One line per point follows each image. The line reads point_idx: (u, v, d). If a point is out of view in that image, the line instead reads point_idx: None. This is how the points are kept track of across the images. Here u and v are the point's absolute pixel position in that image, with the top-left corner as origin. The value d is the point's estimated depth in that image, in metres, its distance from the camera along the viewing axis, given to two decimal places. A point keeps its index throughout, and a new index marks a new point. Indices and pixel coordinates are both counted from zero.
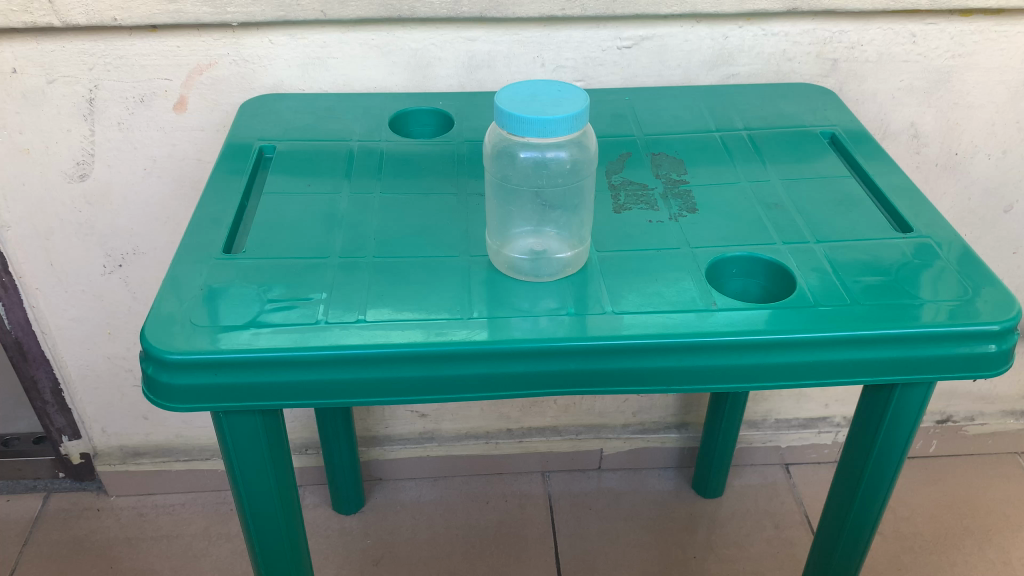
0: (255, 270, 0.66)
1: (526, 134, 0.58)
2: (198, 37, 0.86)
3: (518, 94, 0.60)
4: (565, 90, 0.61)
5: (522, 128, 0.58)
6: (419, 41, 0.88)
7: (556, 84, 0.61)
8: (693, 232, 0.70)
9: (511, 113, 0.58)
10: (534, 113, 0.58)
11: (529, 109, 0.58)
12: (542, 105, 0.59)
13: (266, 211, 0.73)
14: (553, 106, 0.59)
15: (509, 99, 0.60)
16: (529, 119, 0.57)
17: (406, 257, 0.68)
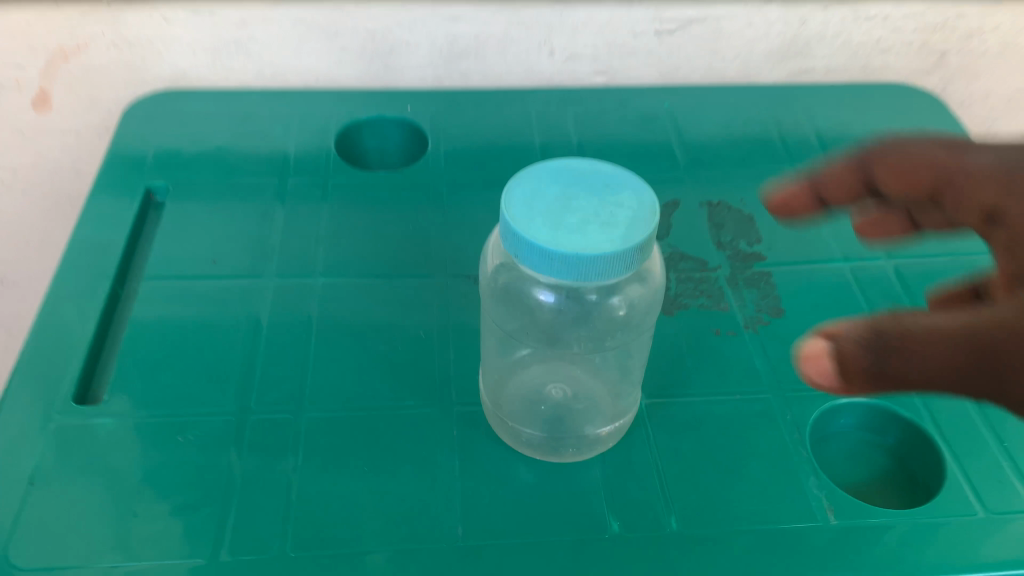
0: (123, 438, 0.42)
1: (554, 274, 0.35)
2: (58, 11, 0.59)
3: (543, 198, 0.37)
4: (622, 188, 0.37)
5: (553, 267, 0.34)
6: (378, 21, 0.61)
7: (604, 175, 0.38)
8: (783, 357, 0.48)
9: (535, 242, 0.34)
10: (574, 241, 0.34)
11: (565, 233, 0.35)
12: (587, 223, 0.35)
13: (150, 309, 0.49)
14: (600, 222, 0.35)
15: (529, 208, 0.36)
16: (567, 254, 0.34)
17: (361, 412, 0.44)
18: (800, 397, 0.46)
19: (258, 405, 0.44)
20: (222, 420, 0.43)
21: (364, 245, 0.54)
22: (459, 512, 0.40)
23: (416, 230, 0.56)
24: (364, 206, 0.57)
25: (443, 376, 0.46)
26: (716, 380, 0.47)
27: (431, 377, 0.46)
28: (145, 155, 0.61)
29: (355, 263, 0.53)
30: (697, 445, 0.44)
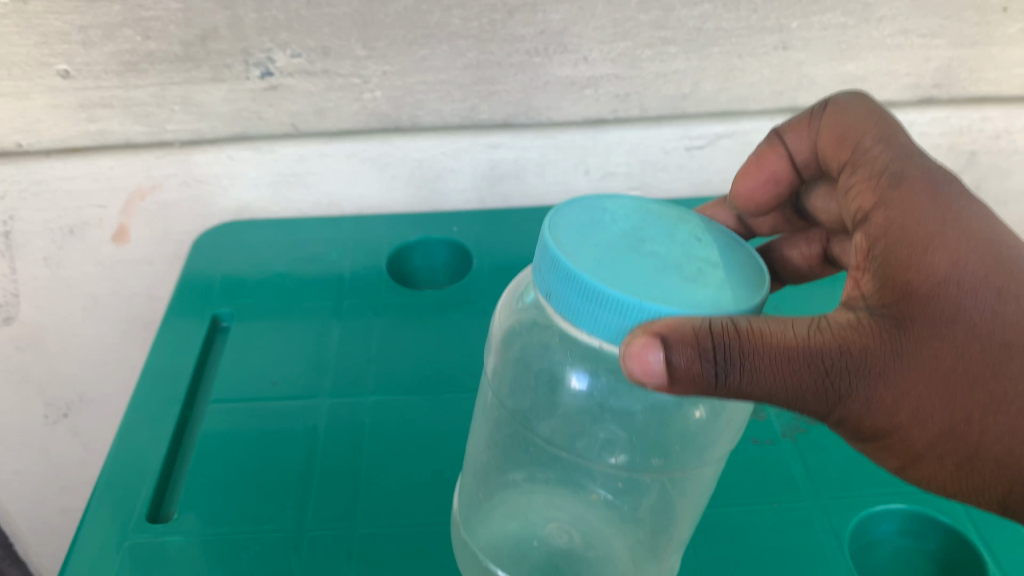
0: (193, 554, 0.45)
1: (591, 320, 0.32)
2: (135, 157, 0.65)
3: (607, 241, 0.34)
4: (712, 267, 0.34)
5: (598, 312, 0.31)
6: (425, 151, 0.66)
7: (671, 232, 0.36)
8: (820, 464, 0.50)
9: (583, 278, 0.31)
10: (638, 290, 0.31)
11: (622, 277, 0.32)
12: (658, 275, 0.32)
13: (214, 434, 0.52)
14: (665, 277, 0.32)
15: (587, 244, 0.33)
16: (628, 302, 0.30)
17: (413, 525, 0.47)
18: (839, 505, 0.47)
19: (313, 522, 0.47)
20: (283, 535, 0.46)
21: (411, 364, 0.58)
22: None
23: (463, 350, 0.59)
24: (416, 328, 0.61)
25: None
26: (753, 489, 0.48)
27: None
28: (213, 281, 0.66)
29: (407, 381, 0.56)
30: (738, 554, 0.45)
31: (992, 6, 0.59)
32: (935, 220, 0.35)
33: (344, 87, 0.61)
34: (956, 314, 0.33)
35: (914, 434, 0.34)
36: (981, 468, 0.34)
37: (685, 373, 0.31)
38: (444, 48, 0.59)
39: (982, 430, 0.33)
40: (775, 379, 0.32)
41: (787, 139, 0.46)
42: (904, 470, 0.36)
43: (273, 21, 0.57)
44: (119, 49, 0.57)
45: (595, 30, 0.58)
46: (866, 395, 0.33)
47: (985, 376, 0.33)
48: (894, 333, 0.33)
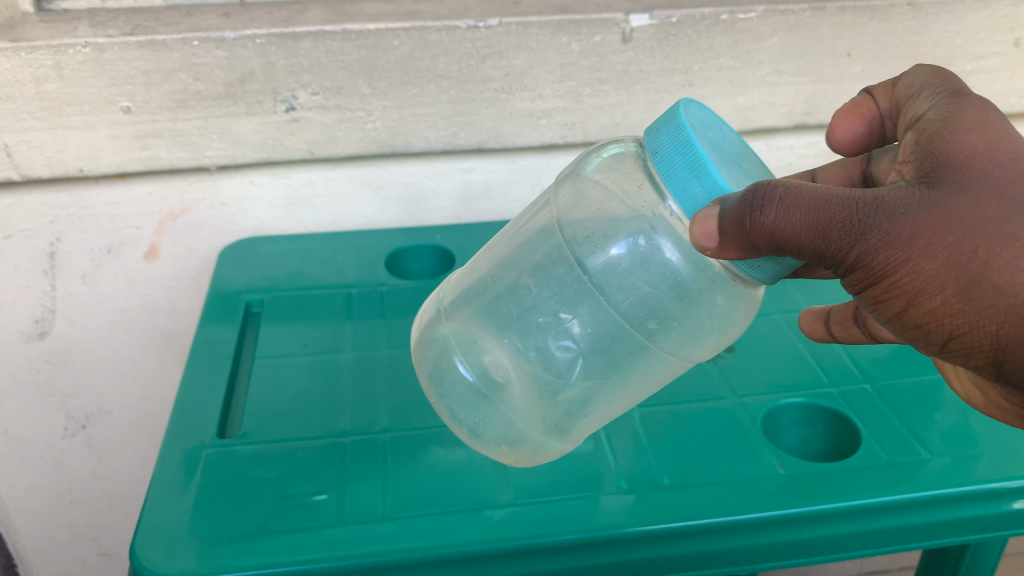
0: (263, 452, 0.58)
1: (681, 187, 0.47)
2: (173, 182, 0.79)
3: (711, 142, 0.49)
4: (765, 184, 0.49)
5: (691, 184, 0.46)
6: (412, 175, 0.83)
7: (743, 162, 0.51)
8: (737, 377, 0.65)
9: (697, 151, 0.46)
10: (725, 174, 0.46)
11: (718, 164, 0.47)
12: (735, 175, 0.47)
13: (262, 381, 0.65)
14: (740, 177, 0.47)
15: (701, 134, 0.48)
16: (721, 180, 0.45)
17: (432, 427, 0.60)
18: (753, 399, 0.62)
19: (352, 430, 0.60)
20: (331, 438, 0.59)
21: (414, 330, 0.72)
22: (502, 486, 0.55)
23: None
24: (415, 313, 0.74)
25: None
26: (687, 395, 0.63)
27: None
28: (239, 285, 0.78)
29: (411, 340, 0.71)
30: (679, 435, 0.60)
31: (841, 52, 0.79)
32: (975, 125, 0.44)
33: (351, 120, 0.76)
34: (979, 180, 0.42)
35: (912, 268, 0.42)
36: (981, 296, 0.41)
37: (730, 214, 0.42)
38: (432, 86, 0.75)
39: (974, 265, 0.41)
40: (803, 213, 0.42)
41: (878, 97, 0.55)
42: (905, 311, 0.44)
43: (298, 66, 0.73)
44: (172, 89, 0.72)
45: (547, 72, 0.76)
46: (882, 229, 0.41)
47: (988, 225, 0.41)
48: (927, 189, 0.42)
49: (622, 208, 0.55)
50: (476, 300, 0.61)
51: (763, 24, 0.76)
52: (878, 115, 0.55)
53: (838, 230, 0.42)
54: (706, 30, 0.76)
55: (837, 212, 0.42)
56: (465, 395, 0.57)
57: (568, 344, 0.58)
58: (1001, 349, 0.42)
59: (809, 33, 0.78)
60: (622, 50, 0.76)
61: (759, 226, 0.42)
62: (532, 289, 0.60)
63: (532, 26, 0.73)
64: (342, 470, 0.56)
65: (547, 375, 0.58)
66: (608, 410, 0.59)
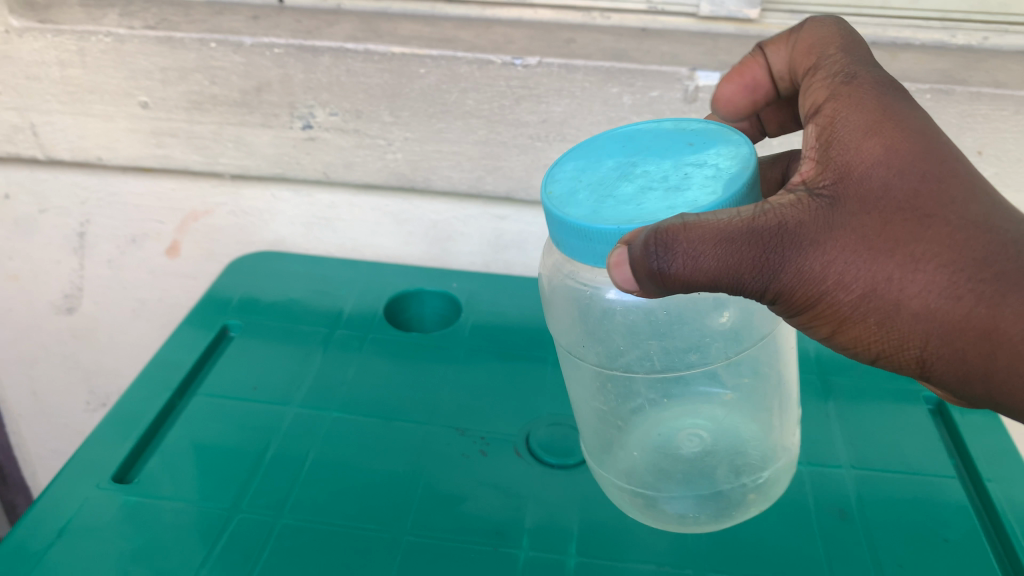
0: (140, 514, 0.52)
1: (591, 255, 0.38)
2: (194, 183, 0.76)
3: (603, 167, 0.40)
4: (699, 166, 0.38)
5: (594, 249, 0.37)
6: (440, 213, 0.75)
7: (679, 140, 0.41)
8: (715, 540, 0.52)
9: (571, 219, 0.37)
10: (619, 212, 0.37)
11: (607, 206, 0.38)
12: (646, 194, 0.38)
13: (188, 425, 0.59)
14: (658, 187, 0.38)
15: (576, 178, 0.40)
16: (610, 230, 0.36)
17: (331, 526, 0.52)
18: None
19: (247, 506, 0.53)
20: (218, 513, 0.52)
21: (376, 396, 0.62)
22: None
23: (422, 388, 0.63)
24: (390, 375, 0.65)
25: (405, 506, 0.53)
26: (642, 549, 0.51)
27: (400, 507, 0.53)
28: (231, 299, 0.73)
29: (365, 407, 0.61)
30: None
31: (967, 149, 0.63)
32: (870, 123, 0.36)
33: (370, 147, 0.69)
34: (883, 192, 0.35)
35: (831, 296, 0.36)
36: (900, 325, 0.35)
37: (639, 263, 0.34)
38: (459, 123, 0.67)
39: (891, 291, 0.35)
40: (725, 252, 0.34)
41: (770, 52, 0.46)
42: (832, 334, 0.38)
43: (317, 83, 0.66)
44: (189, 90, 0.68)
45: (592, 124, 0.66)
46: (795, 263, 0.35)
47: (901, 249, 0.34)
48: (829, 207, 0.35)
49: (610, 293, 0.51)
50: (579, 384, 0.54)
51: None
52: (774, 80, 0.47)
53: (748, 260, 0.35)
54: None
55: (745, 243, 0.34)
56: (666, 485, 0.51)
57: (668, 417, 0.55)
58: (928, 365, 0.36)
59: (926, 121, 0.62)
60: (683, 110, 0.64)
61: (677, 276, 0.34)
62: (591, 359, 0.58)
63: (577, 71, 0.63)
64: (203, 558, 0.49)
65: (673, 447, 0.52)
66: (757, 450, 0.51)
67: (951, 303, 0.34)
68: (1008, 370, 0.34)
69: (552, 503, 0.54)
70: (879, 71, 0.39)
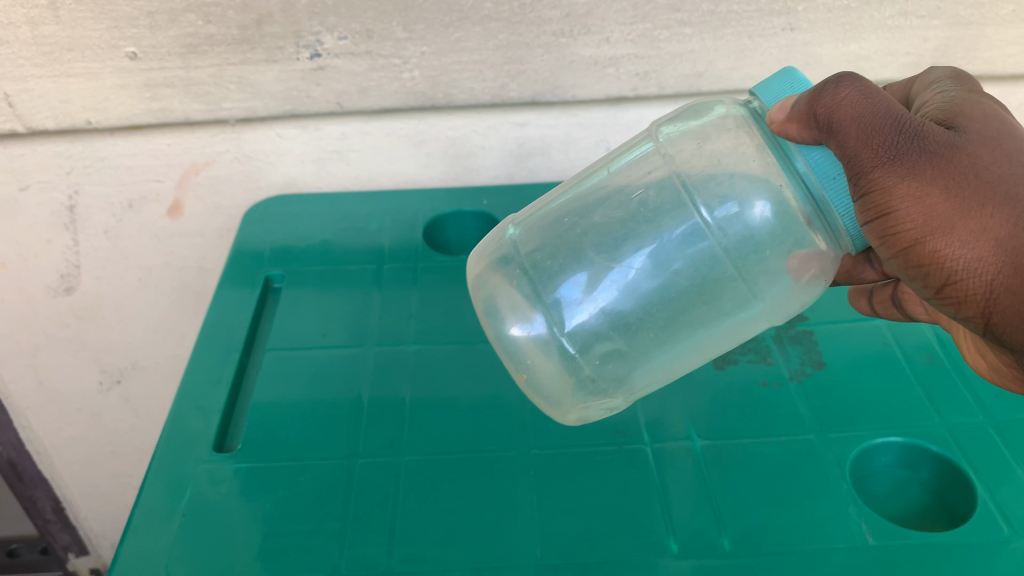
0: (256, 478, 0.50)
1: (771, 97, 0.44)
2: (192, 134, 0.71)
3: None
4: None
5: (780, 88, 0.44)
6: (457, 129, 0.72)
7: None
8: (824, 403, 0.54)
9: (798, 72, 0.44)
10: None
11: None
12: None
13: (269, 383, 0.57)
14: None
15: None
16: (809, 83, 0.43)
17: (454, 454, 0.51)
18: (842, 438, 0.51)
19: (364, 451, 0.52)
20: (337, 463, 0.51)
21: (450, 322, 0.62)
22: (530, 535, 0.47)
23: None
24: (455, 300, 0.63)
25: (520, 423, 0.54)
26: (760, 425, 0.53)
27: (514, 425, 0.53)
28: (262, 251, 0.69)
29: (444, 334, 0.60)
30: (746, 480, 0.49)
31: None
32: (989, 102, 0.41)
33: (384, 68, 0.66)
34: (994, 138, 0.38)
35: (917, 207, 0.37)
36: (980, 244, 0.37)
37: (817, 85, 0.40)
38: (478, 29, 0.64)
39: (971, 211, 0.37)
40: (870, 112, 0.38)
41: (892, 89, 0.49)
42: (905, 254, 0.39)
43: (322, 6, 0.62)
44: (181, 33, 0.63)
45: (616, 12, 0.63)
46: (911, 160, 0.37)
47: (1001, 182, 0.37)
48: (953, 135, 0.38)
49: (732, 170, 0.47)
50: (547, 237, 0.54)
51: None
52: None
53: (878, 142, 0.38)
54: None
55: (881, 124, 0.38)
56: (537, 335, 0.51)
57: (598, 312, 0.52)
58: (992, 298, 0.38)
59: None
60: None
61: (828, 106, 0.39)
62: (586, 245, 0.52)
63: None
64: (344, 510, 0.48)
65: (598, 351, 0.52)
66: (650, 383, 0.52)
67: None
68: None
69: (655, 394, 0.55)
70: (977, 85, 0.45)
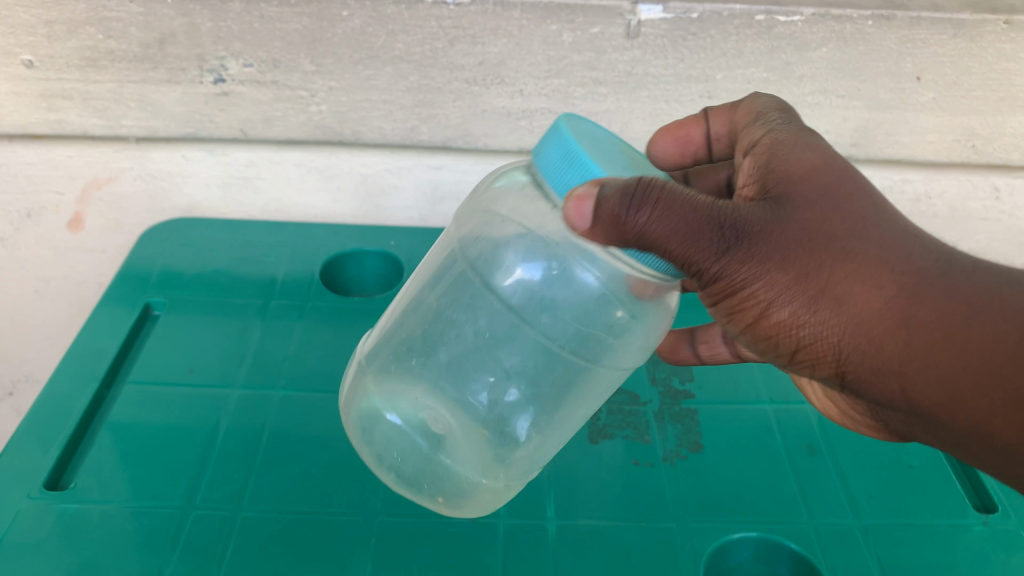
0: (82, 521, 0.47)
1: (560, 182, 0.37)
2: (94, 148, 0.69)
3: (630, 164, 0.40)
4: None
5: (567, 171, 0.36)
6: (370, 166, 0.70)
7: None
8: (692, 488, 0.51)
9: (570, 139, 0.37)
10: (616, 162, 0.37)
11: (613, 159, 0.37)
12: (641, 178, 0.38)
13: (120, 418, 0.54)
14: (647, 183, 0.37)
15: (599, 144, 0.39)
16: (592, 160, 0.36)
17: (297, 514, 0.49)
18: (702, 528, 0.49)
19: (201, 503, 0.49)
20: (170, 513, 0.48)
21: (327, 368, 0.59)
22: None
23: None
24: (336, 342, 0.61)
25: (372, 485, 0.51)
26: (622, 506, 0.50)
27: (366, 486, 0.51)
28: (150, 274, 0.67)
29: (318, 379, 0.58)
30: (597, 565, 0.47)
31: (906, 74, 0.63)
32: (811, 146, 0.38)
33: (291, 99, 0.64)
34: (823, 190, 0.35)
35: (758, 282, 0.35)
36: (823, 307, 0.34)
37: (614, 208, 0.33)
38: (388, 69, 0.62)
39: (811, 278, 0.34)
40: (681, 221, 0.34)
41: (712, 118, 0.48)
42: (755, 323, 0.37)
43: (227, 32, 0.60)
44: (80, 45, 0.60)
45: (530, 65, 0.62)
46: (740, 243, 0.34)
47: (835, 238, 0.34)
48: (776, 200, 0.35)
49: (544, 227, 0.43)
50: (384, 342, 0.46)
51: (808, 31, 0.60)
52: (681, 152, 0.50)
53: (705, 239, 0.34)
54: (735, 33, 0.60)
55: (700, 223, 0.34)
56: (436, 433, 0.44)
57: (495, 390, 0.45)
58: (845, 362, 0.34)
59: (867, 47, 0.61)
60: (625, 46, 0.61)
61: (638, 227, 0.33)
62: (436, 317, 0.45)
63: (514, 7, 0.58)
64: (164, 567, 0.45)
65: (510, 431, 0.45)
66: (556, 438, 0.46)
67: (868, 289, 0.33)
68: (921, 360, 0.32)
69: None
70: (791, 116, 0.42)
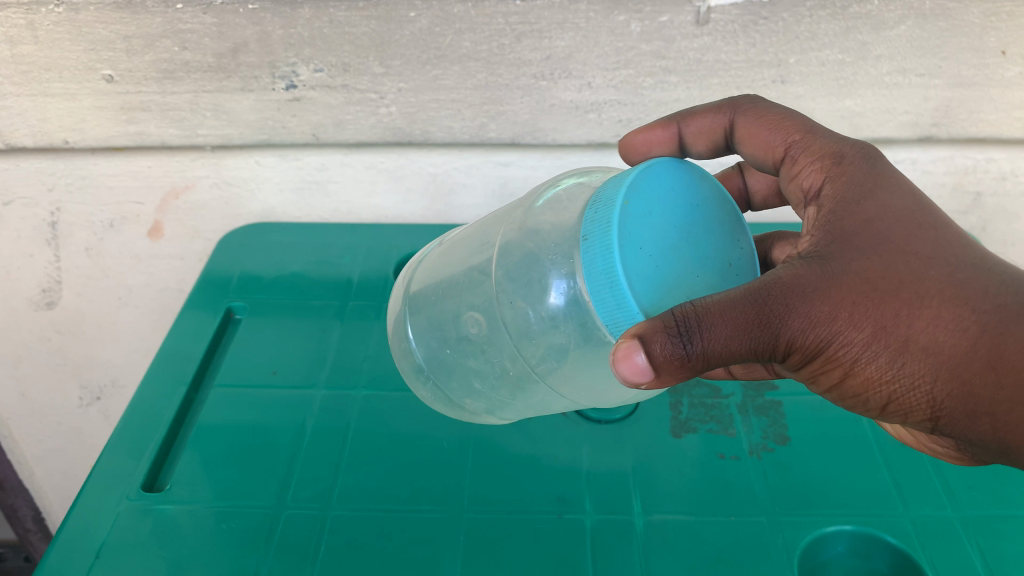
0: (179, 521, 0.49)
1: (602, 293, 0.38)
2: (172, 157, 0.70)
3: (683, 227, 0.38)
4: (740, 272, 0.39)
5: (606, 293, 0.37)
6: (439, 166, 0.71)
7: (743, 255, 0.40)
8: (782, 481, 0.50)
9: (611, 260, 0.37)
10: (650, 283, 0.37)
11: (655, 273, 0.37)
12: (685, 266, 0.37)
13: (209, 421, 0.55)
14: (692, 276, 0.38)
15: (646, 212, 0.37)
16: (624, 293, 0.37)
17: (387, 512, 0.49)
18: (796, 522, 0.48)
19: (292, 501, 0.50)
20: (265, 512, 0.49)
21: None
22: None
23: None
24: None
25: (458, 482, 0.51)
26: (711, 500, 0.50)
27: (452, 483, 0.51)
28: (230, 279, 0.68)
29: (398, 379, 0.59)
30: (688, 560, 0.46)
31: (990, 49, 0.60)
32: (862, 192, 0.39)
33: (361, 102, 0.65)
34: (876, 237, 0.37)
35: (839, 347, 0.37)
36: (911, 359, 0.36)
37: (662, 352, 0.35)
38: (456, 68, 0.62)
39: (886, 336, 0.36)
40: (733, 323, 0.35)
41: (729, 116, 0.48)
42: (841, 383, 0.39)
43: (298, 38, 0.60)
44: (158, 58, 0.62)
45: (598, 57, 0.61)
46: (801, 315, 0.36)
47: (902, 290, 0.36)
48: (828, 263, 0.37)
49: (561, 232, 0.44)
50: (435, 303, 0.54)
51: (886, 9, 0.58)
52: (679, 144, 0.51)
53: (760, 327, 0.36)
54: (808, 14, 0.58)
55: (747, 311, 0.35)
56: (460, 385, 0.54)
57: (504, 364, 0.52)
58: (937, 407, 0.37)
59: (949, 23, 0.59)
60: (695, 34, 0.60)
61: (703, 351, 0.35)
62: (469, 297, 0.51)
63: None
64: (260, 566, 0.46)
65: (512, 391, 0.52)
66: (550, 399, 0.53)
67: (954, 335, 0.35)
68: (1014, 400, 0.34)
69: (606, 459, 0.53)
70: (845, 141, 0.42)
